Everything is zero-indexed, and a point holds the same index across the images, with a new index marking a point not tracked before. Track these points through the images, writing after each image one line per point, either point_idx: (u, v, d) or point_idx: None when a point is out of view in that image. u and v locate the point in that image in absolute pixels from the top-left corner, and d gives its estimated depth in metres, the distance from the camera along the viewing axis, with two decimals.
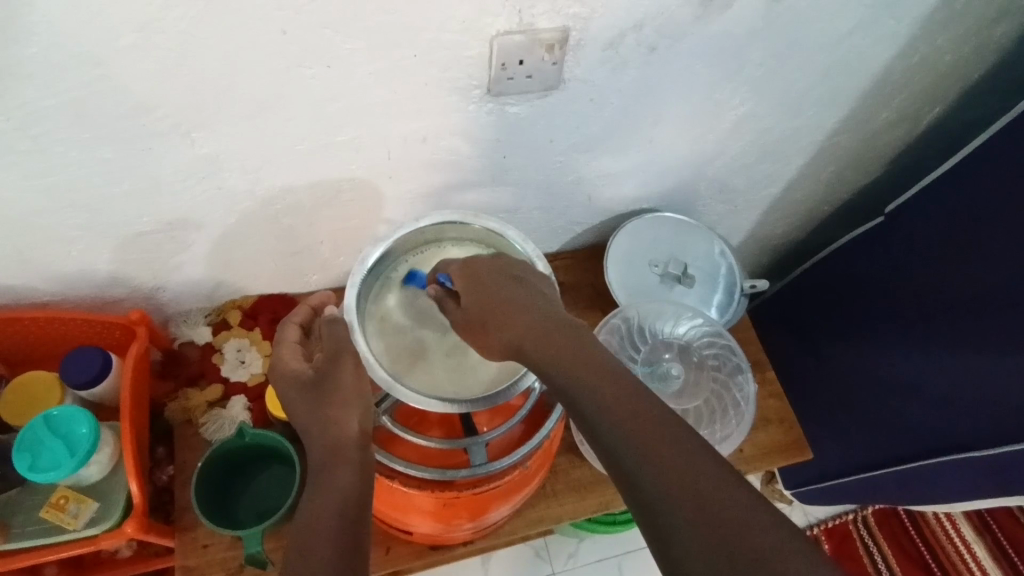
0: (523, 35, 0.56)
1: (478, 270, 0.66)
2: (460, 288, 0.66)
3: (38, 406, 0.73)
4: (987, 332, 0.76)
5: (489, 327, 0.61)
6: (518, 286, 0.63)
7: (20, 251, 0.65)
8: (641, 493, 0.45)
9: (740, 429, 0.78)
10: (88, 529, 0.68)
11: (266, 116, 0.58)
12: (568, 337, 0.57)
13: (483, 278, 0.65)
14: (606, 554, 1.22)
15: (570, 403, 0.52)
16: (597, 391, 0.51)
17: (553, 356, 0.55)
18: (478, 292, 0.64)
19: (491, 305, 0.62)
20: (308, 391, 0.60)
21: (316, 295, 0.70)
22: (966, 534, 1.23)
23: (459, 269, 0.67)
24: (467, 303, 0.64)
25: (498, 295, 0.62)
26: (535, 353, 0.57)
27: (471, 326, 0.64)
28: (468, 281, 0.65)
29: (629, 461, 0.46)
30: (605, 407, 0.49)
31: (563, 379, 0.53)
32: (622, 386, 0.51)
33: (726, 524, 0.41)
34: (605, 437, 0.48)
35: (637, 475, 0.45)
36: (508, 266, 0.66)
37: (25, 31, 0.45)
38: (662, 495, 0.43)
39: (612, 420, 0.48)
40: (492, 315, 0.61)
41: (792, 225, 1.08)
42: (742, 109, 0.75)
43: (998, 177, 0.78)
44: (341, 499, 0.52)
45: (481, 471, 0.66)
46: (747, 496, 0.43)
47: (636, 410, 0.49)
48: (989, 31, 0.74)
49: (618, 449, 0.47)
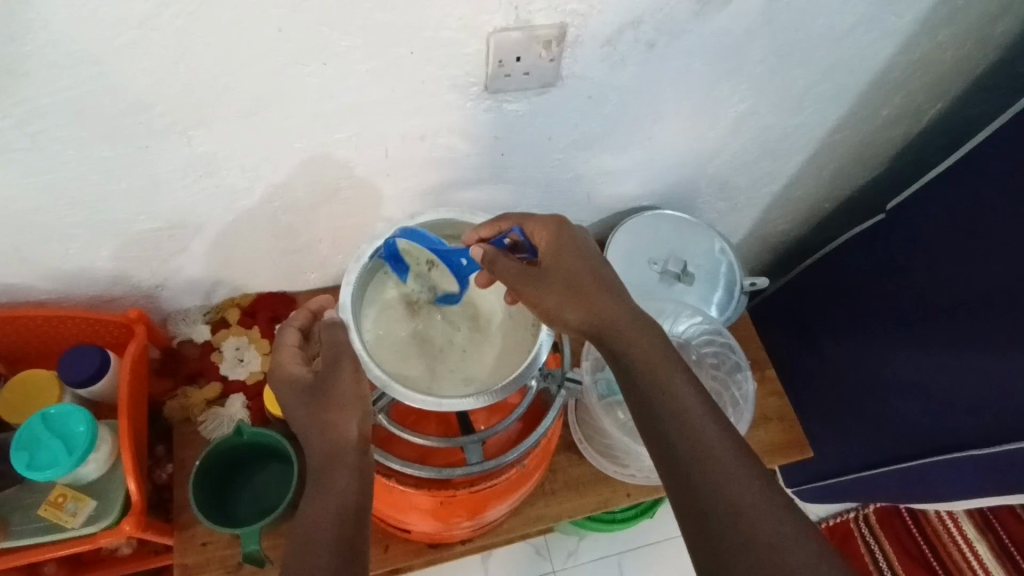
0: (520, 32, 0.55)
1: (571, 233, 0.61)
2: (549, 248, 0.61)
3: (36, 403, 0.73)
4: (989, 329, 0.76)
5: (581, 300, 0.58)
6: (607, 267, 0.61)
7: (20, 250, 0.65)
8: (691, 488, 0.47)
9: (739, 427, 0.77)
10: (87, 527, 0.69)
11: (263, 114, 0.57)
12: (650, 333, 0.57)
13: (577, 245, 0.61)
14: (607, 551, 1.22)
15: (633, 392, 0.54)
16: (663, 384, 0.53)
17: (636, 351, 0.55)
18: (576, 263, 0.60)
19: (590, 280, 0.59)
20: (306, 395, 0.59)
21: (317, 299, 0.68)
22: (968, 532, 1.22)
23: (552, 231, 0.61)
24: (554, 269, 0.59)
25: (590, 273, 0.59)
26: (618, 345, 0.56)
27: (551, 291, 0.59)
28: (558, 242, 0.60)
29: (686, 457, 0.49)
30: (666, 401, 0.52)
31: (631, 368, 0.55)
32: (684, 387, 0.53)
33: (767, 532, 0.45)
34: (665, 428, 0.51)
35: (689, 470, 0.48)
36: (592, 243, 0.63)
37: (21, 29, 0.44)
38: (711, 494, 0.47)
39: (672, 414, 0.51)
40: (580, 291, 0.59)
41: (793, 223, 1.07)
42: (742, 106, 0.74)
43: (1001, 172, 0.77)
44: (340, 507, 0.52)
45: (477, 469, 0.65)
46: (784, 509, 0.46)
47: (695, 413, 0.51)
48: (991, 27, 0.73)
49: (675, 444, 0.50)
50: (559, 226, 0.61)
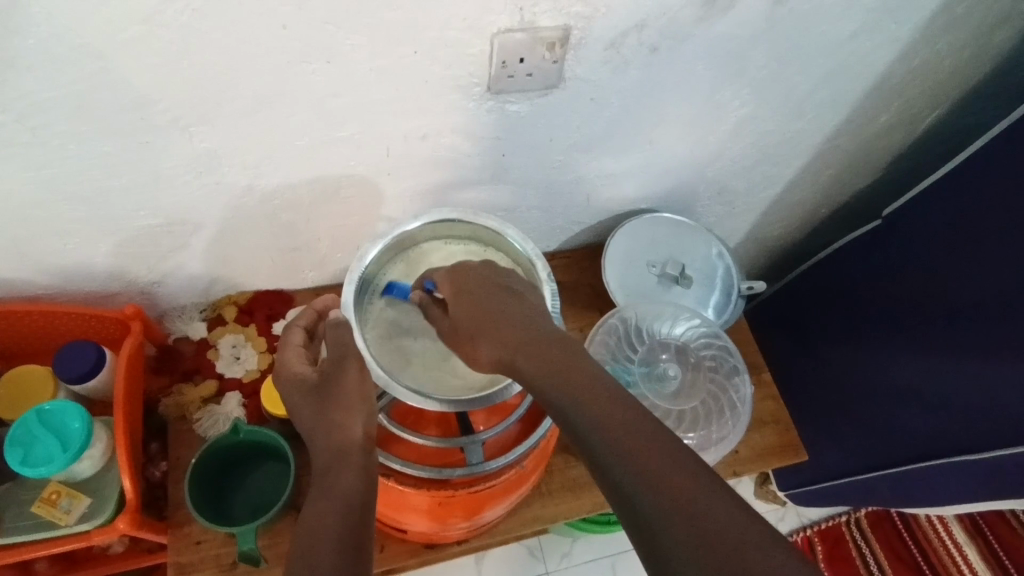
0: (525, 34, 0.55)
1: (467, 274, 0.66)
2: (450, 296, 0.65)
3: (30, 399, 0.72)
4: (983, 336, 0.77)
5: (479, 337, 0.60)
6: (506, 296, 0.62)
7: (17, 245, 0.65)
8: (641, 519, 0.42)
9: (736, 430, 0.78)
10: (81, 525, 0.68)
11: (267, 111, 0.57)
12: (563, 350, 0.56)
13: (473, 282, 0.64)
14: (600, 553, 1.22)
15: (556, 412, 0.51)
16: (580, 395, 0.50)
17: (548, 371, 0.54)
18: (466, 300, 0.63)
19: (482, 314, 0.61)
20: (311, 395, 0.59)
21: (322, 299, 0.69)
22: (959, 537, 1.23)
23: (449, 276, 0.66)
24: (456, 313, 0.63)
25: (485, 307, 0.61)
26: (528, 368, 0.55)
27: (461, 338, 0.62)
28: (457, 289, 0.65)
29: (629, 483, 0.44)
30: (601, 429, 0.47)
31: (559, 397, 0.51)
32: (620, 408, 0.48)
33: (704, 525, 0.41)
34: (603, 460, 0.46)
35: (637, 499, 0.43)
36: (498, 274, 0.65)
37: (25, 22, 0.44)
38: (661, 519, 0.42)
39: (610, 441, 0.46)
40: (481, 327, 0.60)
41: (790, 227, 1.08)
42: (742, 110, 0.75)
43: (997, 179, 0.78)
44: (343, 503, 0.51)
45: (477, 469, 0.67)
46: (715, 490, 0.43)
47: (634, 432, 0.46)
48: (990, 36, 0.74)
49: (618, 475, 0.45)
50: (455, 270, 0.67)
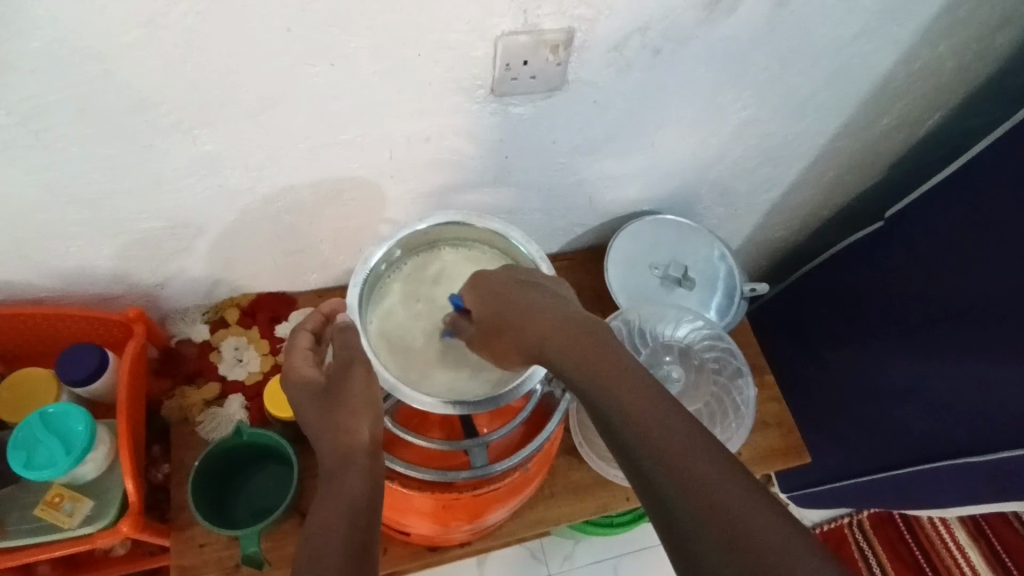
0: (529, 36, 0.55)
1: (490, 274, 0.66)
2: (473, 299, 0.66)
3: (33, 402, 0.72)
4: (985, 339, 0.77)
5: (507, 332, 0.62)
6: (532, 291, 0.63)
7: (18, 248, 0.65)
8: (670, 515, 0.43)
9: (740, 433, 0.77)
10: (84, 527, 0.68)
11: (269, 114, 0.57)
12: (594, 339, 0.56)
13: (494, 284, 0.65)
14: (602, 555, 1.22)
15: (585, 401, 0.52)
16: (609, 385, 0.51)
17: (579, 363, 0.54)
18: (490, 300, 0.64)
19: (508, 310, 0.62)
20: (319, 397, 0.60)
21: (329, 302, 0.68)
22: (961, 539, 1.25)
23: (472, 281, 0.67)
24: (482, 312, 0.64)
25: (510, 305, 0.62)
26: (556, 356, 0.57)
27: (491, 337, 0.64)
28: (479, 290, 0.66)
29: (659, 477, 0.44)
30: (634, 425, 0.48)
31: (587, 386, 0.53)
32: (654, 400, 0.49)
33: (731, 518, 0.41)
34: (636, 455, 0.47)
35: (666, 493, 0.44)
36: (519, 273, 0.65)
37: (28, 24, 0.44)
38: (688, 512, 0.42)
39: (638, 431, 0.47)
40: (509, 322, 0.61)
41: (792, 229, 1.08)
42: (744, 113, 0.75)
43: (999, 181, 0.78)
44: (351, 503, 0.51)
45: (482, 472, 0.66)
46: (743, 483, 0.43)
47: (662, 422, 0.47)
48: (992, 38, 0.74)
49: (651, 471, 0.45)
50: (479, 274, 0.67)
